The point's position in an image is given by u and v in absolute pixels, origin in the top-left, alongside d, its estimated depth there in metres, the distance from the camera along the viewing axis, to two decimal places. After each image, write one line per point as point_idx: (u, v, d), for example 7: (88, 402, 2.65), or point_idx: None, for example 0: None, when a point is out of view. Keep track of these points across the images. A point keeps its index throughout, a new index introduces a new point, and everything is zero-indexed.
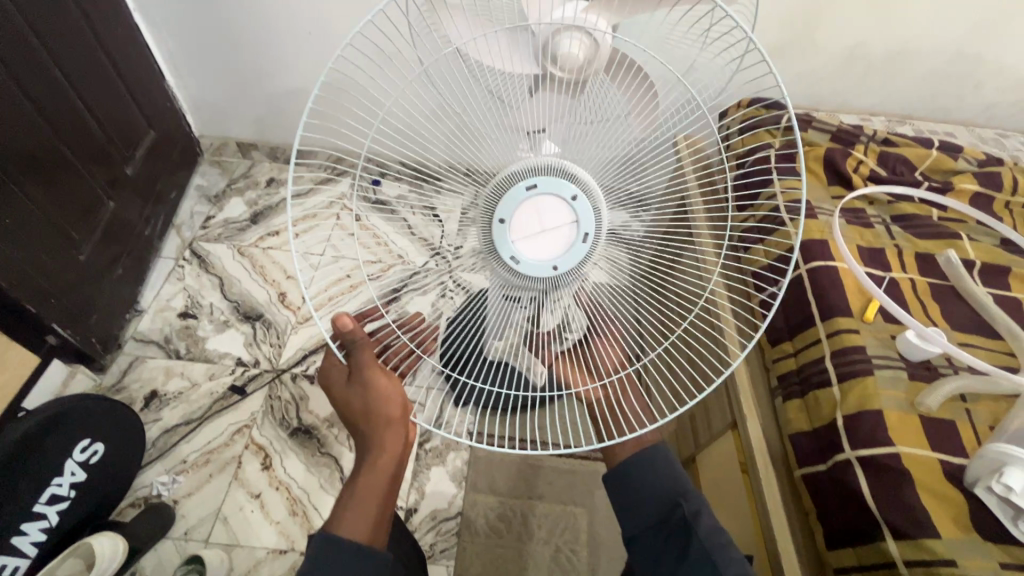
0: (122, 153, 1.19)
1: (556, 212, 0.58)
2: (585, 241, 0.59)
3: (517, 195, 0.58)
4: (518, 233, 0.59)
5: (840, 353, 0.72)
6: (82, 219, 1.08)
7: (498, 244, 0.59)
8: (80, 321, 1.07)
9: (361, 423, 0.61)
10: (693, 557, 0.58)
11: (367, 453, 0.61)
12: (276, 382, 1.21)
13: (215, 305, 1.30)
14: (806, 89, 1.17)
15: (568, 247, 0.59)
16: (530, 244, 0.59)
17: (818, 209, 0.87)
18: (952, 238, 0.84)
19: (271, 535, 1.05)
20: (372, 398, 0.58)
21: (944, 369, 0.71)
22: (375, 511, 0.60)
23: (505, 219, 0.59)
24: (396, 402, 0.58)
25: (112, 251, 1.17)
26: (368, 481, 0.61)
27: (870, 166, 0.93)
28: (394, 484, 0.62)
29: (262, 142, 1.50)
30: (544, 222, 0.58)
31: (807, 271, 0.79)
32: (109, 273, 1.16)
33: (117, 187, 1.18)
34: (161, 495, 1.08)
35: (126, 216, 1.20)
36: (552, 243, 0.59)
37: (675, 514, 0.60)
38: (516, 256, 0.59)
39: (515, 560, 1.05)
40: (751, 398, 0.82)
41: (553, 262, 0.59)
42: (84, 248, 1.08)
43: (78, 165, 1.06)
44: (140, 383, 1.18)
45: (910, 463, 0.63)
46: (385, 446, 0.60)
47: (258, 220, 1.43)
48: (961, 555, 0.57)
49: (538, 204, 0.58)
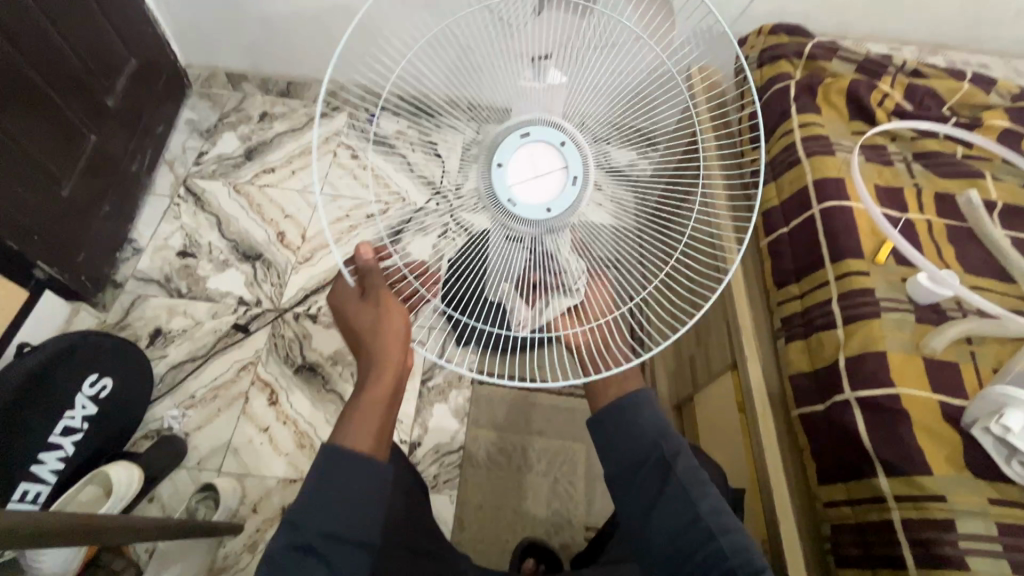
0: (101, 82, 1.12)
1: (547, 157, 0.57)
2: (575, 184, 0.57)
3: (513, 139, 0.57)
4: (513, 178, 0.57)
5: (847, 295, 0.71)
6: (61, 152, 1.04)
7: (493, 189, 0.57)
8: (65, 258, 1.05)
9: (366, 346, 0.60)
10: (672, 492, 0.56)
11: (369, 373, 0.59)
12: (279, 321, 1.22)
13: (213, 243, 1.28)
14: (834, 15, 1.08)
15: (560, 190, 0.57)
16: (526, 187, 0.57)
17: (836, 145, 0.83)
18: (976, 177, 0.80)
19: (281, 465, 1.09)
20: (381, 317, 0.58)
21: (953, 313, 0.70)
22: (377, 427, 0.57)
23: (502, 163, 0.57)
24: (401, 322, 0.57)
25: (97, 187, 1.13)
26: (368, 400, 0.57)
27: (896, 100, 0.87)
28: (394, 406, 0.59)
29: (254, 73, 1.42)
30: (537, 167, 0.57)
31: (819, 212, 0.77)
32: (95, 208, 1.13)
33: (99, 119, 1.12)
34: (172, 428, 1.11)
35: (109, 150, 1.16)
36: (543, 187, 0.57)
37: (652, 458, 0.58)
38: (513, 199, 0.57)
39: (514, 490, 1.10)
40: (753, 342, 0.82)
41: (546, 205, 0.57)
42: (66, 183, 1.05)
43: (52, 93, 1.00)
44: (144, 321, 1.19)
45: (909, 403, 0.63)
46: (387, 365, 0.58)
47: (252, 157, 1.38)
48: (951, 491, 0.59)
49: (532, 150, 0.57)
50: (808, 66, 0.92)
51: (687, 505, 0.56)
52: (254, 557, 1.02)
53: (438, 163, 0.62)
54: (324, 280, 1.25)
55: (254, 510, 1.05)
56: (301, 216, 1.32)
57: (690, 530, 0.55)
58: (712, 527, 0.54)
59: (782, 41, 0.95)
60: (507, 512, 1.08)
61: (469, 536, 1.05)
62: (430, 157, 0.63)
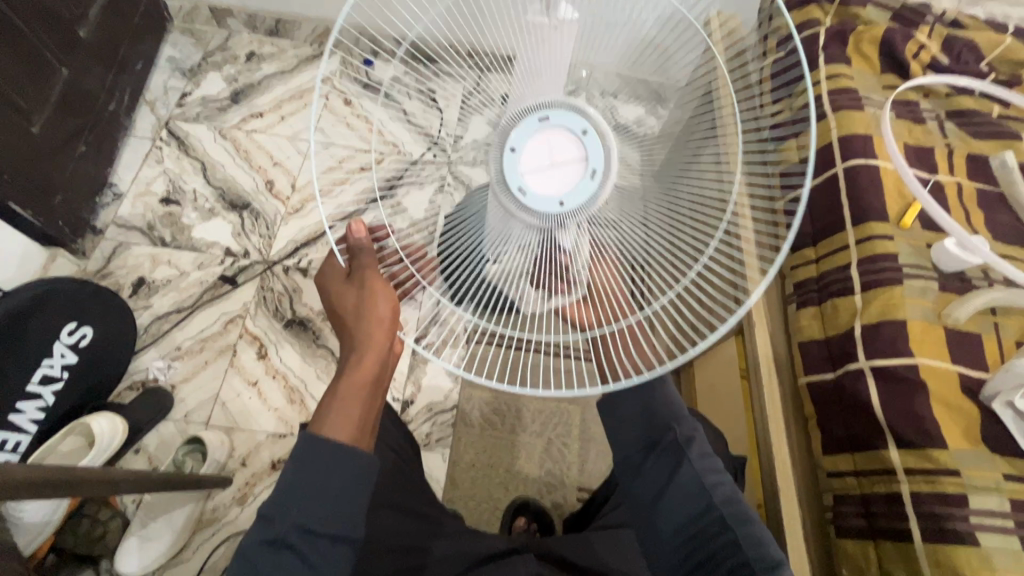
0: (72, 9, 1.03)
1: (566, 148, 0.52)
2: (594, 177, 0.51)
3: (529, 125, 0.52)
4: (526, 165, 0.52)
5: (868, 260, 0.67)
6: (30, 85, 0.96)
7: (503, 176, 0.53)
8: (38, 200, 0.99)
9: (349, 326, 0.54)
10: (686, 479, 0.52)
11: (350, 355, 0.53)
12: (268, 274, 1.17)
13: (198, 191, 1.22)
14: None
15: (577, 184, 0.52)
16: (540, 177, 0.52)
17: (866, 100, 0.77)
18: (1013, 138, 0.74)
19: (270, 420, 1.07)
20: (366, 297, 0.53)
21: (978, 282, 0.66)
22: (361, 411, 0.52)
23: (515, 149, 0.52)
24: (386, 304, 0.52)
25: (71, 125, 1.06)
26: (350, 382, 0.52)
27: (933, 52, 0.81)
28: (379, 390, 0.54)
29: (238, 9, 1.31)
30: (554, 156, 0.52)
31: (843, 171, 0.72)
32: (69, 149, 1.06)
33: (71, 51, 1.04)
34: (158, 379, 1.08)
35: (83, 86, 1.08)
36: (559, 177, 0.52)
37: (662, 442, 0.54)
38: (523, 187, 0.52)
39: (507, 450, 1.08)
40: (762, 308, 0.78)
41: (560, 197, 0.52)
42: (36, 120, 0.97)
43: (18, 21, 0.92)
44: (126, 270, 1.15)
45: (927, 374, 0.61)
46: (371, 347, 0.53)
47: (239, 100, 1.30)
48: (965, 466, 0.57)
49: (550, 138, 0.52)
50: (839, 12, 0.85)
51: (700, 491, 0.52)
52: (244, 509, 1.01)
53: (435, 116, 0.61)
54: (315, 233, 1.20)
55: (244, 464, 1.04)
56: (290, 165, 1.25)
57: (704, 519, 0.51)
58: (727, 518, 0.50)
59: None
60: (500, 471, 1.07)
61: (462, 495, 1.05)
62: (427, 109, 0.62)
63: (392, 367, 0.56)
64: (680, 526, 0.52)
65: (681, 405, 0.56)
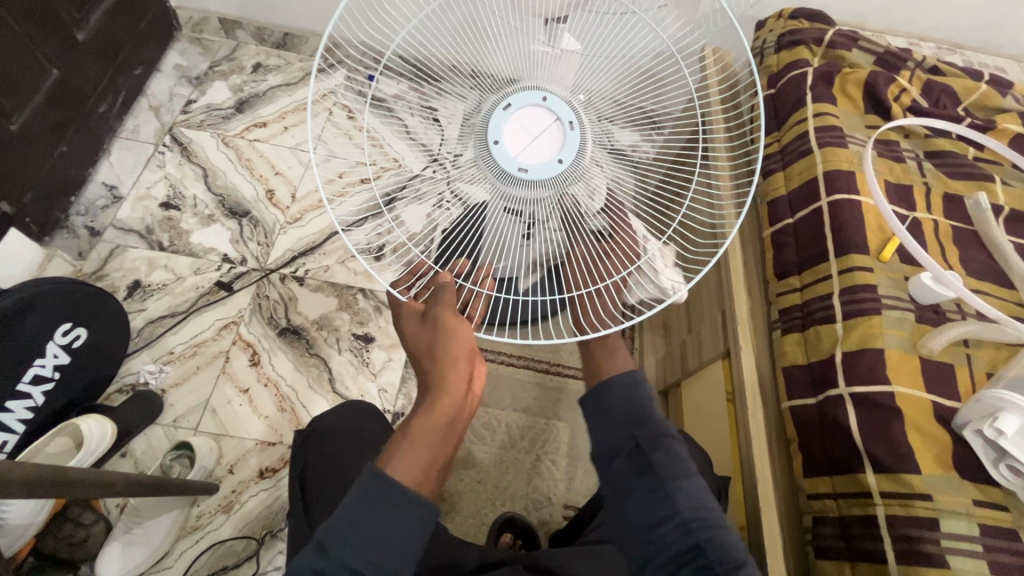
0: (71, 14, 1.06)
1: (535, 118, 0.53)
2: (574, 128, 0.52)
3: (497, 116, 0.53)
4: (514, 149, 0.52)
5: (848, 290, 0.70)
6: (17, 83, 0.97)
7: (500, 168, 0.52)
8: (11, 194, 1.00)
9: (424, 362, 0.52)
10: (654, 484, 0.49)
11: (424, 397, 0.50)
12: (264, 281, 1.18)
13: (199, 197, 1.23)
14: (853, 4, 1.04)
15: (563, 139, 0.52)
16: (529, 150, 0.52)
17: (849, 138, 0.81)
18: (985, 180, 0.78)
19: (259, 427, 1.07)
20: (441, 335, 0.51)
21: (952, 315, 0.69)
22: (430, 452, 0.48)
23: (498, 140, 0.52)
24: (463, 337, 0.51)
25: (56, 122, 1.07)
26: (423, 422, 0.48)
27: (912, 96, 0.85)
28: (454, 435, 0.50)
29: (247, 20, 1.35)
30: (530, 129, 0.53)
31: (827, 204, 0.76)
32: (49, 147, 1.07)
33: (65, 53, 1.06)
34: (149, 383, 1.08)
35: (74, 84, 1.09)
36: (544, 145, 0.52)
37: (625, 448, 0.51)
38: (523, 166, 0.52)
39: (496, 465, 1.09)
40: (748, 332, 0.81)
41: (556, 156, 0.52)
42: (16, 117, 0.98)
43: (9, 20, 0.94)
44: (122, 272, 1.15)
45: (902, 400, 0.64)
46: (445, 386, 0.49)
47: (243, 109, 1.32)
48: (937, 491, 0.59)
49: (518, 118, 0.53)
50: (826, 54, 0.90)
51: (666, 499, 0.48)
52: (228, 518, 1.00)
53: (436, 131, 0.59)
54: (313, 242, 1.21)
55: (231, 471, 1.03)
56: (292, 175, 1.27)
57: (673, 534, 0.47)
58: (693, 530, 0.47)
59: (801, 27, 0.92)
60: (487, 486, 1.08)
61: (450, 509, 1.05)
62: (428, 125, 0.59)
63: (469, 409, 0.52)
64: (648, 526, 0.48)
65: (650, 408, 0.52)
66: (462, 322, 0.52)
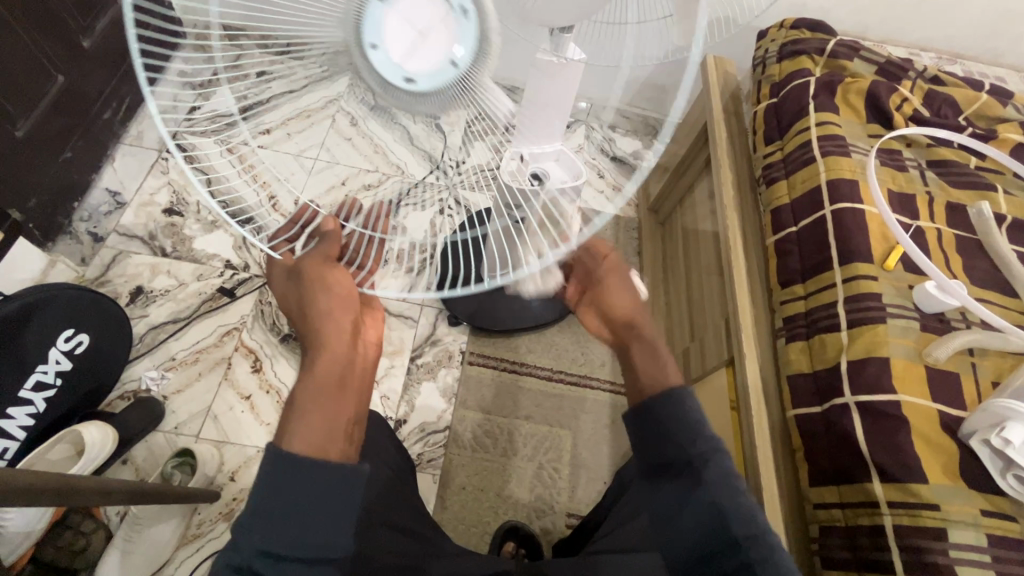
0: (77, 21, 1.06)
1: (419, 8, 0.46)
2: (466, 15, 0.46)
3: (375, 10, 0.47)
4: (396, 53, 0.48)
5: (853, 299, 0.70)
6: (22, 88, 0.98)
7: (384, 76, 0.50)
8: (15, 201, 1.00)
9: (305, 323, 0.56)
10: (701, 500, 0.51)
11: (306, 356, 0.55)
12: (266, 287, 1.18)
13: (202, 203, 1.24)
14: (852, 15, 1.06)
15: (450, 27, 0.47)
16: (417, 55, 0.48)
17: (852, 147, 0.81)
18: (987, 189, 0.79)
19: (261, 435, 1.06)
20: (315, 291, 0.54)
21: (957, 323, 0.69)
22: (327, 409, 0.52)
23: (376, 44, 0.48)
24: (341, 283, 0.55)
25: (60, 128, 1.07)
26: (314, 379, 0.53)
27: (914, 105, 0.86)
28: (344, 385, 0.54)
29: None
30: (413, 22, 0.47)
31: (831, 213, 0.76)
32: (54, 153, 1.07)
33: (72, 60, 1.07)
34: (150, 390, 1.08)
35: (80, 90, 1.10)
36: (435, 40, 0.47)
37: (679, 465, 0.52)
38: (410, 76, 0.49)
39: (498, 473, 1.09)
40: (753, 340, 0.80)
41: (448, 56, 0.48)
42: (21, 123, 0.99)
43: (15, 27, 0.94)
44: (125, 278, 1.15)
45: (908, 409, 0.63)
46: (326, 340, 0.55)
47: None
48: (944, 500, 0.59)
49: (402, 8, 0.46)
50: (828, 64, 0.90)
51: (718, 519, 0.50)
52: (228, 527, 0.99)
53: (439, 139, 0.57)
54: None
55: (232, 479, 1.03)
56: None
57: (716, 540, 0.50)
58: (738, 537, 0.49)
59: (803, 37, 0.92)
60: (489, 494, 1.07)
61: (452, 516, 1.05)
62: (431, 131, 0.56)
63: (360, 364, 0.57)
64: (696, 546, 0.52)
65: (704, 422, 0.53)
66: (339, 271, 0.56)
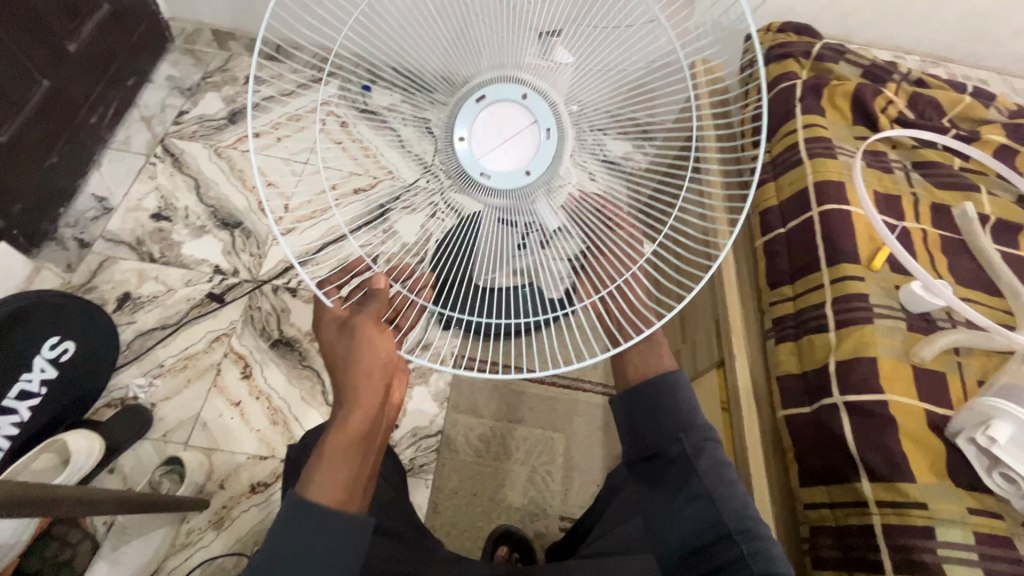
0: (63, 25, 1.05)
1: (512, 120, 0.54)
2: (549, 136, 0.54)
3: (469, 109, 0.54)
4: (480, 150, 0.55)
5: (841, 299, 0.71)
6: (6, 94, 0.97)
7: (462, 167, 0.55)
8: None
9: (339, 376, 0.51)
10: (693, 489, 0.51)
11: (337, 410, 0.50)
12: (256, 292, 1.17)
13: (190, 208, 1.22)
14: (838, 18, 1.07)
15: (536, 147, 0.54)
16: (495, 155, 0.55)
17: (839, 149, 0.82)
18: (971, 190, 0.80)
19: (251, 441, 1.05)
20: (358, 347, 0.50)
21: (942, 323, 0.70)
22: (349, 472, 0.48)
23: (464, 138, 0.55)
24: (386, 346, 0.51)
25: (45, 133, 1.06)
26: (340, 439, 0.48)
27: (899, 108, 0.87)
28: (371, 447, 0.50)
29: (241, 32, 1.35)
30: (503, 132, 0.54)
31: (819, 214, 0.76)
32: (39, 159, 1.06)
33: (57, 64, 1.06)
34: (138, 397, 1.06)
35: (66, 95, 1.09)
36: (513, 149, 0.54)
37: (667, 454, 0.53)
38: (485, 171, 0.55)
39: (492, 477, 1.08)
40: (742, 341, 0.81)
41: (524, 167, 0.54)
42: (5, 129, 0.98)
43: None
44: (112, 284, 1.14)
45: (896, 408, 0.64)
46: (359, 398, 0.49)
47: (236, 120, 1.32)
48: (932, 499, 0.59)
49: (492, 115, 0.54)
50: (814, 67, 0.91)
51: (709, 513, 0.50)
52: (218, 535, 0.98)
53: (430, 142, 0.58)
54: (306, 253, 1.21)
55: (222, 486, 1.02)
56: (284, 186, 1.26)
57: (707, 538, 0.50)
58: (733, 532, 0.49)
59: (790, 40, 0.93)
60: (483, 498, 1.07)
61: (444, 522, 1.04)
62: (421, 135, 0.60)
63: (388, 420, 0.53)
64: (688, 543, 0.51)
65: (694, 410, 0.54)
66: (386, 333, 0.51)
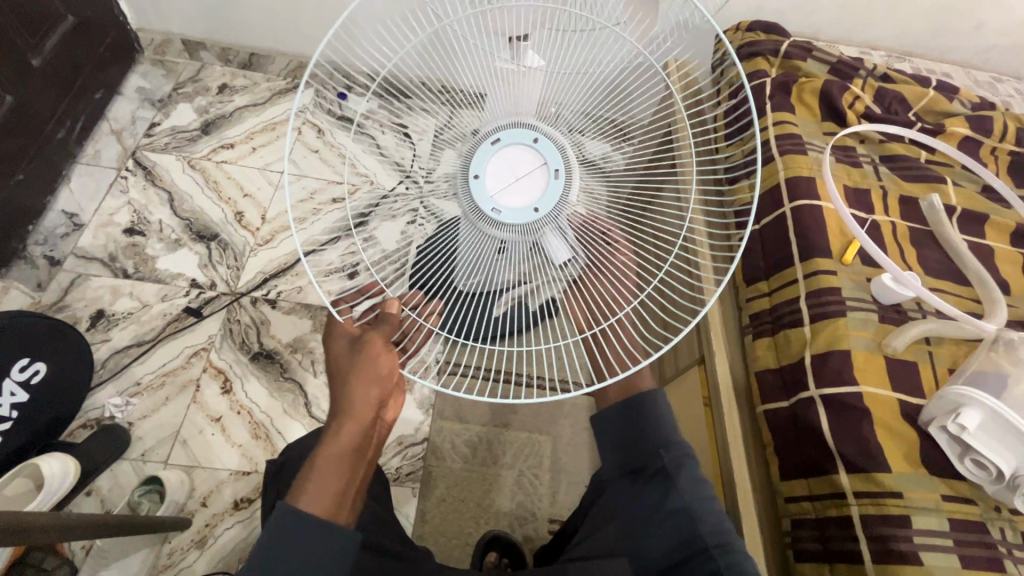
0: (26, 38, 1.03)
1: (524, 160, 0.51)
2: (559, 176, 0.51)
3: (484, 150, 0.52)
4: (493, 187, 0.51)
5: (814, 294, 0.72)
6: None
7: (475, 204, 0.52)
8: None
9: (337, 390, 0.51)
10: (673, 506, 0.59)
11: (331, 421, 0.50)
12: (234, 305, 1.15)
13: (164, 222, 1.20)
14: (805, 16, 1.08)
15: (545, 188, 0.51)
16: (507, 193, 0.51)
17: (809, 145, 0.83)
18: (937, 181, 0.82)
19: (233, 457, 1.04)
20: (357, 362, 0.50)
21: (913, 313, 0.71)
22: (340, 481, 0.47)
23: (478, 175, 0.51)
24: (385, 362, 0.50)
25: (10, 150, 1.03)
26: (332, 449, 0.48)
27: (866, 103, 0.88)
28: (365, 458, 0.49)
29: (212, 43, 1.33)
30: (516, 170, 0.51)
31: (791, 211, 0.77)
32: (3, 176, 1.03)
33: (21, 79, 1.04)
34: (114, 417, 1.04)
35: (30, 110, 1.06)
36: (525, 189, 0.51)
37: (651, 467, 0.60)
38: (497, 208, 0.51)
39: (479, 483, 1.08)
40: (722, 338, 0.82)
41: (532, 204, 0.51)
42: None
43: None
44: (85, 302, 1.11)
45: (870, 400, 0.65)
46: (353, 410, 0.49)
47: (209, 131, 1.30)
48: (907, 488, 0.61)
49: (507, 155, 0.52)
50: (783, 65, 0.92)
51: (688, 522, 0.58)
52: (202, 554, 0.97)
53: (409, 147, 0.58)
54: (284, 264, 1.19)
55: (204, 504, 1.00)
56: (261, 196, 1.25)
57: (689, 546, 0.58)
58: (709, 544, 0.57)
59: (758, 39, 0.94)
60: (471, 504, 1.06)
61: (432, 531, 1.03)
62: (401, 140, 0.59)
63: (383, 434, 0.52)
64: (670, 551, 0.60)
65: (674, 429, 0.60)
66: (387, 349, 0.51)
